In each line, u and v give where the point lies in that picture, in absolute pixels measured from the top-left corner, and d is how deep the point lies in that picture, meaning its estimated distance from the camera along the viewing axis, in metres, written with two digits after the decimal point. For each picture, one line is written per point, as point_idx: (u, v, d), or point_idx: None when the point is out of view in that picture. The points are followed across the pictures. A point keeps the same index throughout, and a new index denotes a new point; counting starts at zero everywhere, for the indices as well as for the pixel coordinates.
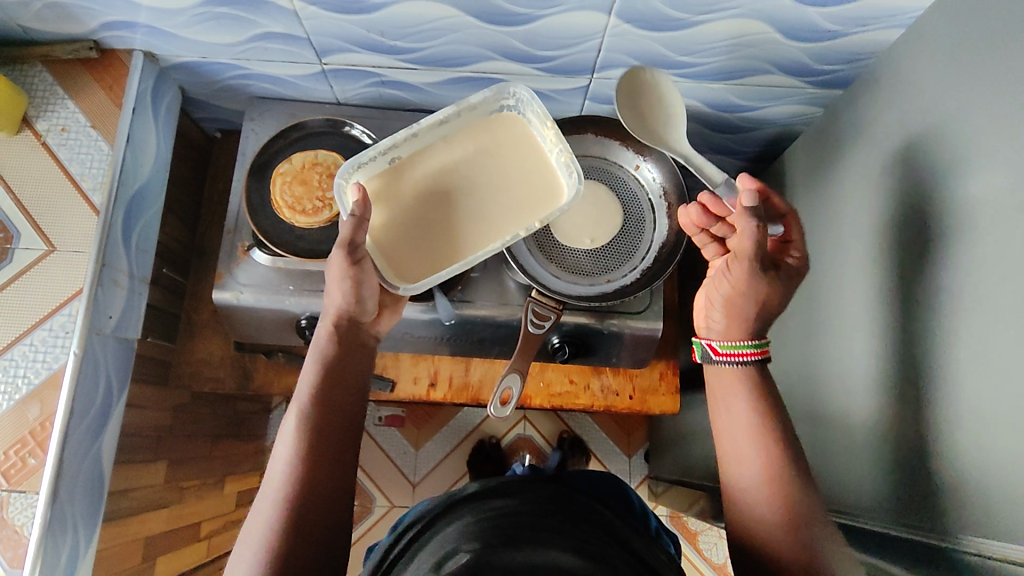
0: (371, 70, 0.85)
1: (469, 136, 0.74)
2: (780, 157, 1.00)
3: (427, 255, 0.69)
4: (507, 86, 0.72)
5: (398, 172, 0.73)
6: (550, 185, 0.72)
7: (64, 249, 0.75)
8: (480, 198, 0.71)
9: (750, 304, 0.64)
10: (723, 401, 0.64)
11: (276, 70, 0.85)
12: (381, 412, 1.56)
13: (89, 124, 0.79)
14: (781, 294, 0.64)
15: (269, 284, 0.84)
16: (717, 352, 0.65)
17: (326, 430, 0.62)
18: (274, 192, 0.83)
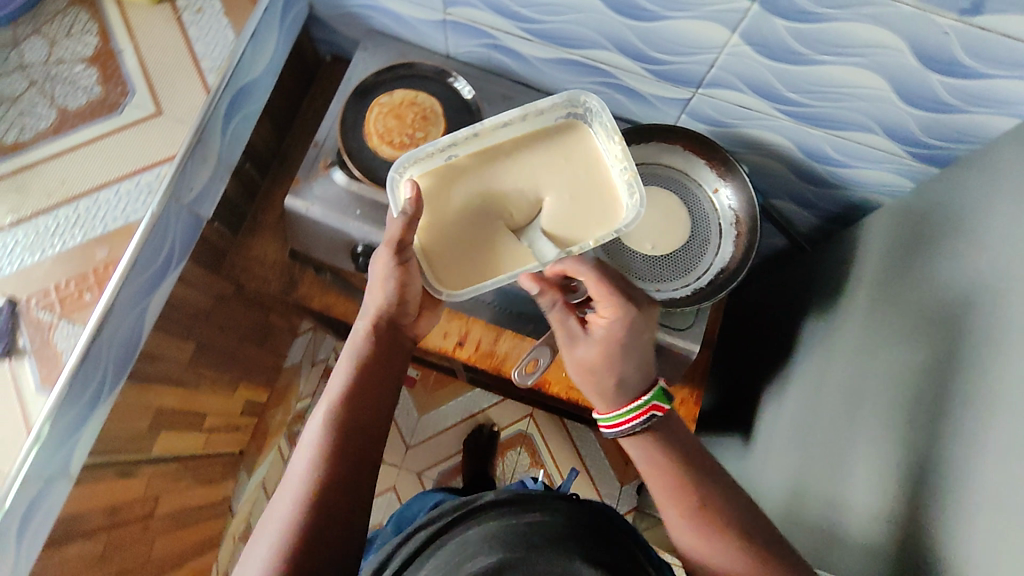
0: (488, 31, 0.88)
1: (533, 143, 0.73)
2: (858, 223, 0.98)
3: (474, 261, 0.71)
4: (579, 94, 0.72)
5: (456, 172, 0.72)
6: (611, 206, 0.71)
7: (169, 116, 0.80)
8: (535, 207, 0.71)
9: (582, 370, 0.68)
10: (639, 464, 0.66)
11: (401, 9, 0.89)
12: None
13: (222, 11, 0.84)
14: (600, 349, 0.66)
15: (338, 204, 0.86)
16: (607, 427, 0.68)
17: (356, 416, 0.64)
18: (368, 118, 0.86)
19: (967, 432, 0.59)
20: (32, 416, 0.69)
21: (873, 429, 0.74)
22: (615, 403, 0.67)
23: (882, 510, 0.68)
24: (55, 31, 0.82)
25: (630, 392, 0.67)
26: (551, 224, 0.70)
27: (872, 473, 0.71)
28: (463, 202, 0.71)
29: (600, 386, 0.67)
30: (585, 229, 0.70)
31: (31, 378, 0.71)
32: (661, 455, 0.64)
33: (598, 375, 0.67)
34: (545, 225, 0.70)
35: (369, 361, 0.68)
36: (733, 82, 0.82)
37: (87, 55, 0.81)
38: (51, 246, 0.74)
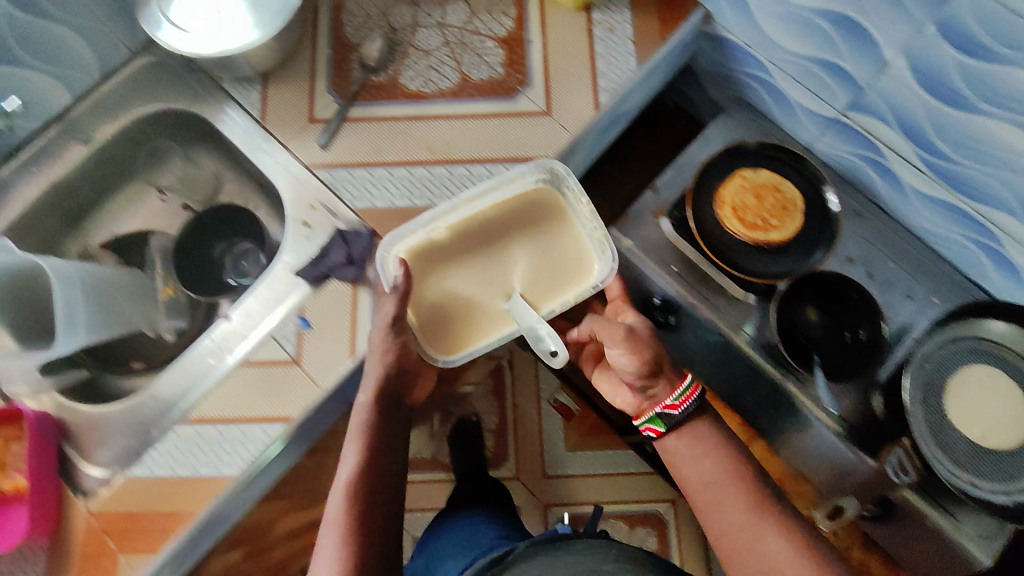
0: (878, 146, 0.82)
1: (504, 217, 0.73)
2: None
3: (461, 321, 0.73)
4: (546, 162, 0.73)
5: (437, 248, 0.72)
6: (582, 265, 0.74)
7: (555, 119, 0.81)
8: (513, 272, 0.73)
9: (653, 354, 0.70)
10: (694, 453, 0.69)
11: (795, 93, 0.85)
12: (557, 394, 1.52)
13: (631, 38, 0.83)
14: (647, 328, 0.73)
15: (658, 254, 0.87)
16: (679, 405, 0.69)
17: (376, 482, 0.66)
18: (727, 188, 0.83)
19: None
20: (358, 345, 0.72)
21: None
22: (674, 381, 0.71)
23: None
24: (479, 4, 0.84)
25: (676, 370, 0.72)
26: (531, 285, 0.73)
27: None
28: (446, 278, 0.73)
29: (665, 367, 0.72)
30: (558, 288, 0.73)
31: (366, 308, 0.74)
32: (721, 452, 0.68)
33: (662, 353, 0.72)
34: (524, 284, 0.73)
35: (378, 427, 0.69)
36: None
37: (499, 35, 0.83)
38: (424, 198, 0.78)
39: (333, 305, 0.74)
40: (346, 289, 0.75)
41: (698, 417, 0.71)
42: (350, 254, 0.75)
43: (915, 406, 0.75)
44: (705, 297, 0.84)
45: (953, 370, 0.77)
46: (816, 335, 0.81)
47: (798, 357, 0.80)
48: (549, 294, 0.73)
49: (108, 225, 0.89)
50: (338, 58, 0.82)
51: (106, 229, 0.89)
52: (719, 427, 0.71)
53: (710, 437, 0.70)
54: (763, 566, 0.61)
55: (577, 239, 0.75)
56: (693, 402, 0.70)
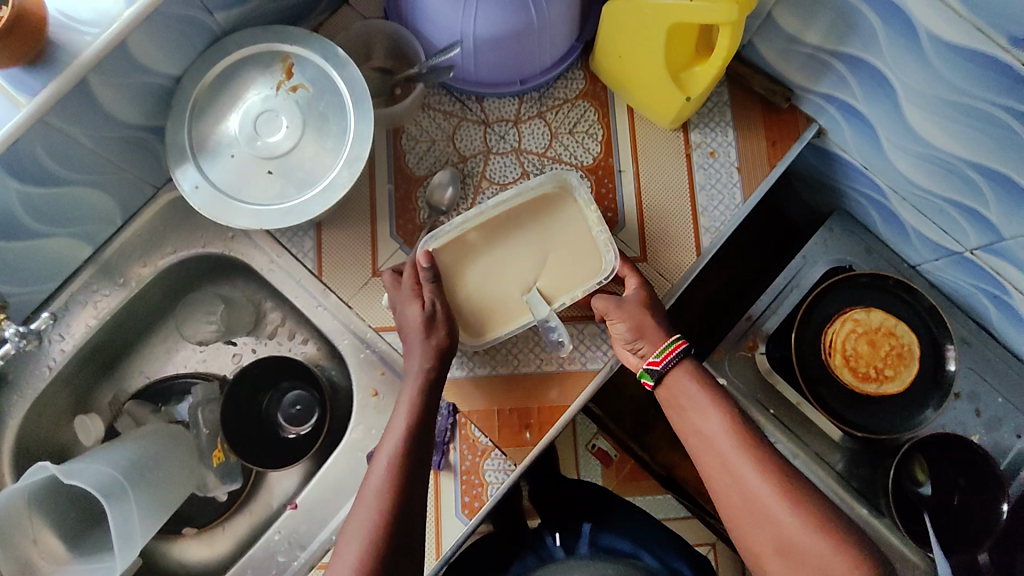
0: (1006, 287, 0.74)
1: (524, 212, 0.68)
2: None
3: (476, 314, 0.66)
4: (568, 173, 0.67)
5: (463, 248, 0.67)
6: (589, 261, 0.67)
7: (652, 266, 0.73)
8: (529, 266, 0.67)
9: (642, 319, 0.64)
10: (680, 400, 0.64)
11: (912, 220, 0.77)
12: (593, 441, 1.10)
13: (736, 165, 0.75)
14: (645, 294, 0.66)
15: (752, 393, 0.79)
16: (660, 362, 0.64)
17: (422, 437, 0.59)
18: (839, 334, 0.76)
19: None
20: (444, 544, 0.66)
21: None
22: (660, 338, 0.64)
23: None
24: (559, 124, 0.76)
25: (665, 328, 0.65)
26: (544, 278, 0.67)
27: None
28: (468, 275, 0.67)
29: (653, 326, 0.64)
30: (568, 283, 0.67)
31: (450, 499, 0.67)
32: (704, 391, 0.63)
33: (655, 318, 0.65)
34: (539, 278, 0.67)
35: (431, 384, 0.61)
36: None
37: (584, 162, 0.75)
38: (506, 365, 0.69)
39: None
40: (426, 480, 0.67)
41: (681, 364, 0.65)
42: None
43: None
44: (800, 442, 0.78)
45: None
46: (926, 492, 0.76)
47: (904, 513, 0.75)
48: (559, 289, 0.67)
49: (142, 371, 0.79)
50: (401, 195, 0.73)
51: (135, 376, 0.79)
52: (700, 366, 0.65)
53: (688, 378, 0.64)
54: (751, 511, 0.58)
55: (586, 237, 0.68)
56: (675, 355, 0.64)
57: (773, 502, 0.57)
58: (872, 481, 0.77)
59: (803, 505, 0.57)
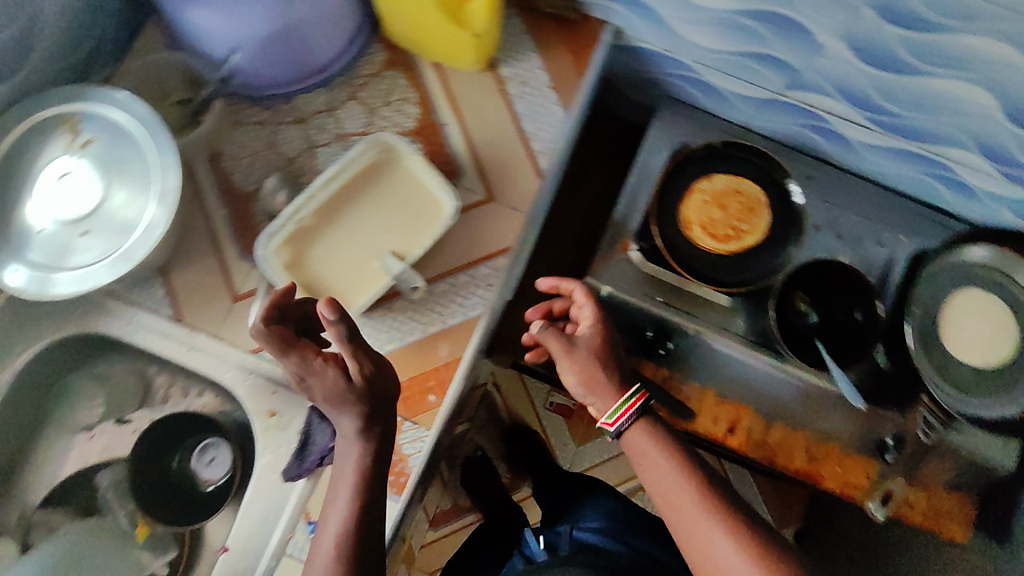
0: (819, 113, 0.81)
1: (358, 185, 0.69)
2: None
3: (337, 290, 0.67)
4: (383, 135, 0.68)
5: (308, 235, 0.67)
6: (432, 210, 0.69)
7: (501, 202, 0.74)
8: (376, 232, 0.68)
9: (590, 374, 0.67)
10: (643, 464, 0.66)
11: (723, 84, 0.83)
12: (551, 398, 1.15)
13: (550, 85, 0.78)
14: (595, 341, 0.70)
15: (635, 288, 0.83)
16: (614, 423, 0.67)
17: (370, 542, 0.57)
18: (689, 208, 0.82)
19: None
20: None
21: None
22: (614, 396, 0.67)
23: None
24: (373, 98, 0.77)
25: (621, 383, 0.68)
26: (394, 238, 0.68)
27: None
28: (320, 258, 0.67)
29: (603, 382, 0.67)
30: (417, 235, 0.68)
31: None
32: (666, 452, 0.65)
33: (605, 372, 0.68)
34: (389, 241, 0.68)
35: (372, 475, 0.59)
36: None
37: (408, 127, 0.76)
38: (394, 340, 0.70)
39: None
40: None
41: (638, 421, 0.67)
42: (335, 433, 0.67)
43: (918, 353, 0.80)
44: (692, 316, 0.82)
45: (940, 306, 0.82)
46: (811, 322, 0.81)
47: (797, 346, 0.80)
48: (410, 244, 0.68)
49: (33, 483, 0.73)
50: (239, 215, 0.73)
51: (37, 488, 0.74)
52: (658, 425, 0.67)
53: (650, 445, 0.66)
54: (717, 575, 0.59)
55: (423, 188, 0.69)
56: (627, 416, 0.66)
57: (739, 564, 0.58)
58: (765, 330, 0.81)
59: (768, 560, 0.58)
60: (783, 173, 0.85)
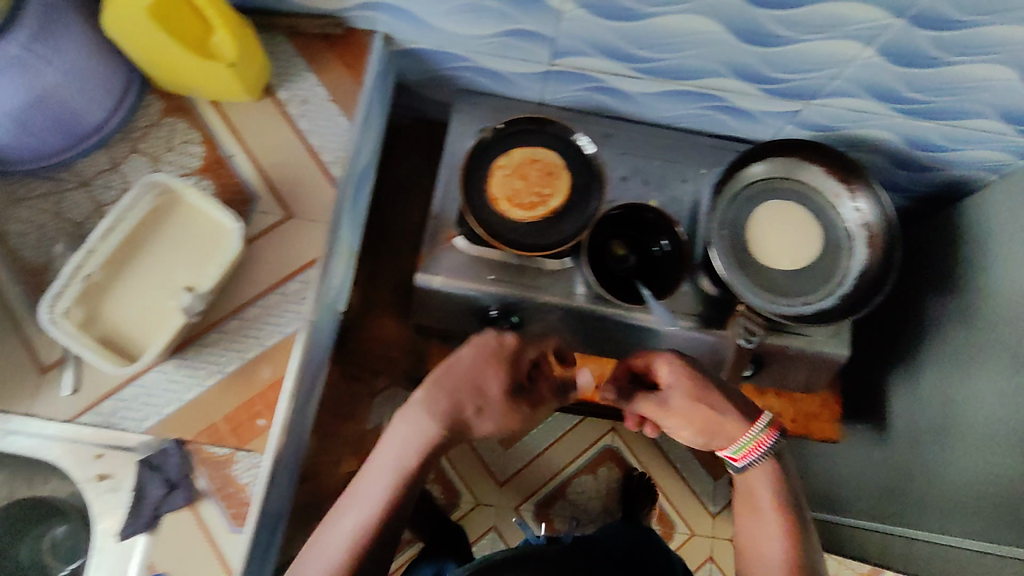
0: (594, 74, 0.85)
1: (144, 232, 0.69)
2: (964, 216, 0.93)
3: (138, 336, 0.67)
4: (152, 176, 0.68)
5: (100, 289, 0.67)
6: (221, 239, 0.70)
7: (300, 217, 0.75)
8: (169, 273, 0.69)
9: (701, 419, 0.69)
10: (751, 505, 0.70)
11: (501, 67, 0.86)
12: None
13: (329, 98, 0.79)
14: (687, 386, 0.69)
15: (468, 271, 0.86)
16: (738, 459, 0.70)
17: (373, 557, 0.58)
18: (493, 184, 0.83)
19: None
20: (233, 562, 0.65)
21: (1009, 393, 0.79)
22: (736, 433, 0.70)
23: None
24: (155, 147, 0.77)
25: (741, 419, 0.70)
26: (188, 275, 0.69)
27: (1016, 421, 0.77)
28: (116, 310, 0.67)
29: (724, 423, 0.69)
30: (209, 266, 0.69)
31: (219, 519, 0.67)
32: (773, 496, 0.69)
33: (713, 411, 0.69)
34: (183, 278, 0.69)
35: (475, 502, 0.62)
36: (857, 92, 0.81)
37: (195, 165, 0.77)
38: (215, 373, 0.70)
39: (179, 544, 0.66)
40: (185, 517, 0.66)
41: (765, 461, 0.70)
42: (168, 479, 0.67)
43: (734, 268, 0.84)
44: (535, 288, 0.86)
45: (748, 221, 0.87)
46: (631, 262, 0.85)
47: (621, 287, 0.83)
48: (204, 276, 0.69)
49: None
50: (34, 290, 0.72)
51: None
52: (783, 474, 0.70)
53: (767, 489, 0.69)
54: None
55: (209, 220, 0.71)
56: (754, 454, 0.70)
57: None
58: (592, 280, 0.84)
59: None
60: (568, 132, 0.86)
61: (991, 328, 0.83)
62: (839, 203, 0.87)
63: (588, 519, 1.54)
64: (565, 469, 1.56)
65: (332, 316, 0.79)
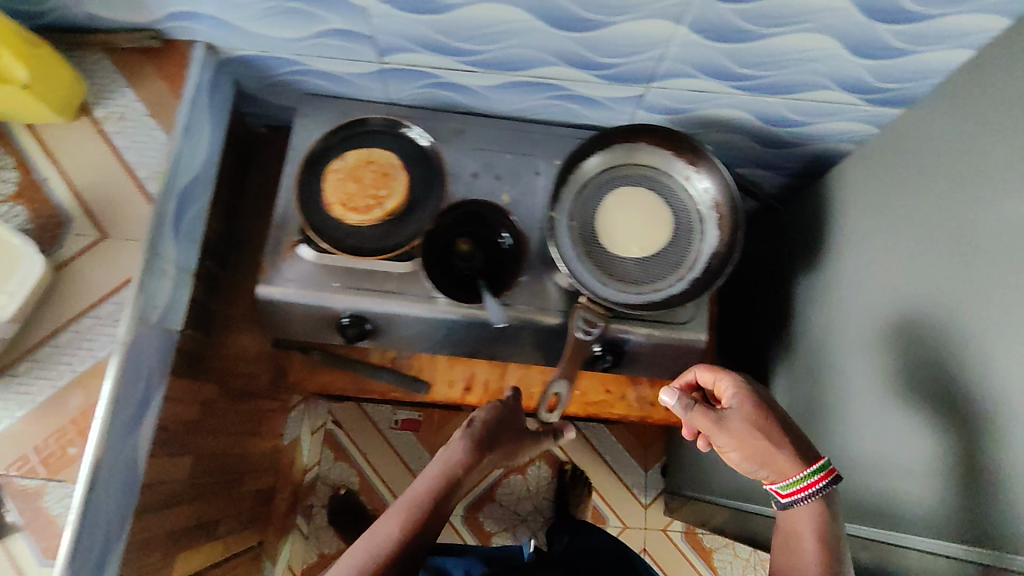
0: (428, 71, 0.81)
1: None
2: (829, 189, 0.90)
3: None
4: None
5: None
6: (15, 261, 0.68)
7: (116, 236, 0.73)
8: None
9: (755, 446, 0.73)
10: (796, 541, 0.71)
11: (337, 68, 0.83)
12: None
13: (147, 113, 0.76)
14: (750, 411, 0.75)
15: (313, 281, 0.83)
16: (784, 494, 0.72)
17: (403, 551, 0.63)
18: (326, 189, 0.79)
19: (977, 349, 0.60)
20: None
21: (894, 368, 0.71)
22: (795, 471, 0.72)
23: (943, 453, 0.62)
24: None
25: (798, 460, 0.72)
26: None
27: (905, 399, 0.68)
28: None
29: (775, 453, 0.72)
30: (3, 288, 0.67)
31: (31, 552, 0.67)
32: (811, 530, 0.70)
33: (768, 441, 0.73)
34: None
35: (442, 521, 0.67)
36: (689, 72, 0.77)
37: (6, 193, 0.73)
38: (25, 405, 0.69)
39: None
40: None
41: (811, 503, 0.71)
42: None
43: (581, 259, 0.83)
44: (389, 293, 0.82)
45: (596, 210, 0.85)
46: (478, 262, 0.83)
47: (463, 287, 0.82)
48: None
49: None
50: None
51: None
52: (829, 518, 0.70)
53: (809, 534, 0.70)
54: None
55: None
56: (801, 493, 0.71)
57: None
58: (437, 280, 0.82)
59: None
60: (400, 124, 0.85)
61: (870, 297, 0.77)
62: (688, 182, 0.86)
63: (519, 520, 1.52)
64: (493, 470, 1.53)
65: (165, 334, 0.78)
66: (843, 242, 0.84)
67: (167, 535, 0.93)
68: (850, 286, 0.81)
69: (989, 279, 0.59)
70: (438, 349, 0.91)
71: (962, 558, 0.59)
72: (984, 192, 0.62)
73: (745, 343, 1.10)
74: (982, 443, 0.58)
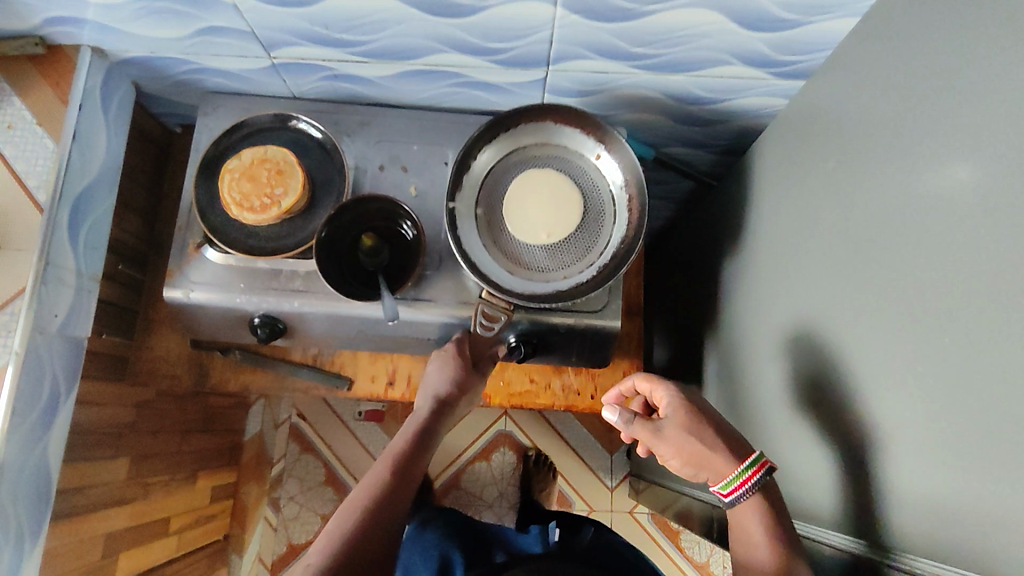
0: (322, 63, 0.80)
1: None
2: (749, 167, 0.88)
3: None
4: None
5: None
6: None
7: (10, 248, 0.74)
8: None
9: (692, 452, 0.68)
10: (743, 539, 0.64)
11: (227, 65, 0.81)
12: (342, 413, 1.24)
13: (35, 121, 0.77)
14: (681, 416, 0.70)
15: (220, 282, 0.82)
16: (728, 492, 0.65)
17: (400, 479, 0.72)
18: (221, 189, 0.78)
19: (868, 338, 0.58)
20: None
21: (795, 362, 0.70)
22: (729, 466, 0.66)
23: (837, 449, 0.62)
24: None
25: (733, 453, 0.66)
26: None
27: (805, 393, 0.68)
28: None
29: (712, 456, 0.67)
30: None
31: None
32: (757, 522, 0.63)
33: (702, 446, 0.67)
34: None
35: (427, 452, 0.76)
36: (579, 53, 0.75)
37: None
38: None
39: None
40: None
41: (754, 496, 0.65)
42: None
43: (487, 248, 0.81)
44: (297, 292, 0.81)
45: (502, 196, 0.82)
46: (382, 257, 0.80)
47: (366, 282, 0.82)
48: None
49: None
50: None
51: None
52: (773, 504, 0.64)
53: (756, 526, 0.63)
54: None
55: None
56: (742, 488, 0.65)
57: None
58: (341, 277, 0.80)
59: None
60: (290, 116, 0.84)
61: (779, 279, 0.75)
62: (598, 161, 0.82)
63: (485, 505, 1.52)
64: (458, 457, 1.54)
65: (68, 342, 0.79)
66: (759, 222, 0.82)
67: (121, 531, 0.95)
68: (764, 267, 0.79)
69: (874, 264, 0.58)
70: (357, 344, 0.91)
71: (854, 553, 0.59)
72: (870, 179, 0.60)
73: (684, 325, 1.08)
74: (867, 439, 0.58)
